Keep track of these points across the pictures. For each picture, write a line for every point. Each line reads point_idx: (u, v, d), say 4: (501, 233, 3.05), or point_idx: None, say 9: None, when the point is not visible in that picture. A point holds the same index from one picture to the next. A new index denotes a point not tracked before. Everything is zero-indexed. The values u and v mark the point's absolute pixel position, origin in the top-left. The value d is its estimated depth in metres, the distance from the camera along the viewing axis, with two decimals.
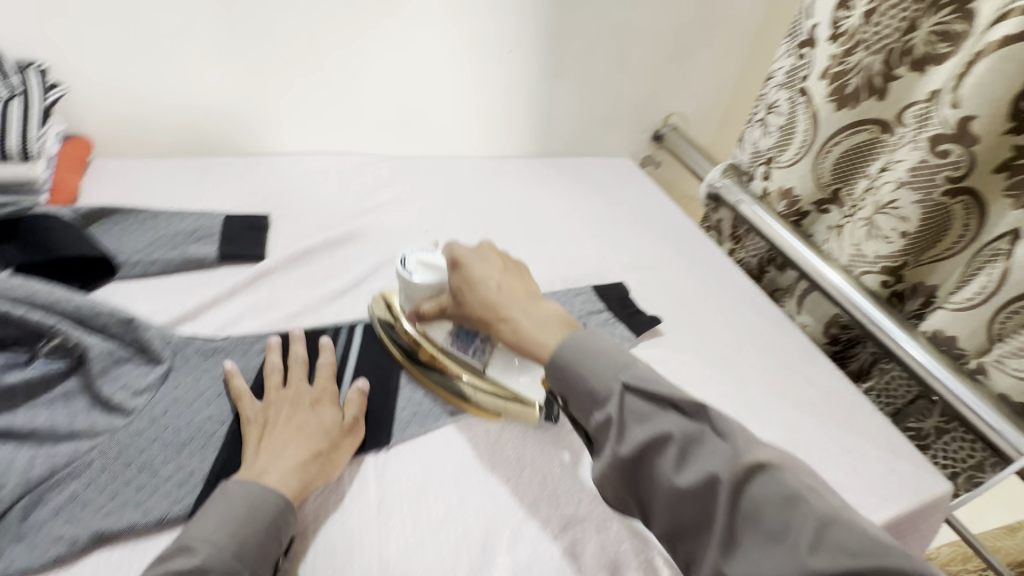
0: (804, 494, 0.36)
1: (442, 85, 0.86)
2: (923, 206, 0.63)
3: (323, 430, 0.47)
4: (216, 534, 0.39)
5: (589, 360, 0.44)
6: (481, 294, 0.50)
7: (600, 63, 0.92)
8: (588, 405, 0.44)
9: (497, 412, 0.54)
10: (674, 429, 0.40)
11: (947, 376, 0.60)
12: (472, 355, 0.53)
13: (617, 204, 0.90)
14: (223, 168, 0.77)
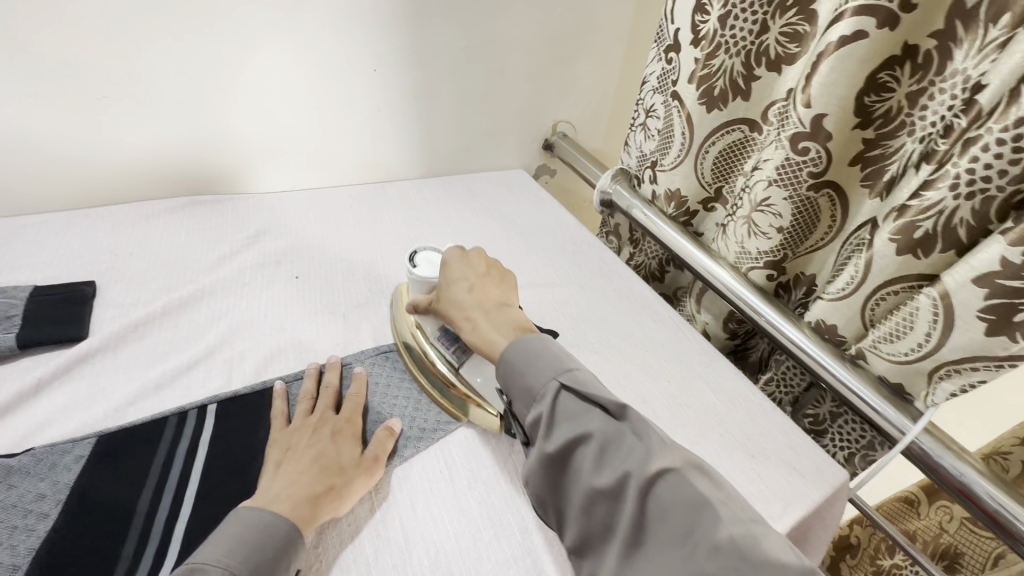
0: (606, 403, 0.42)
1: (303, 111, 0.78)
2: (792, 202, 0.65)
3: (337, 463, 0.45)
4: (230, 559, 0.36)
5: (532, 361, 0.45)
6: (453, 296, 0.53)
7: (476, 77, 0.88)
8: (525, 401, 0.45)
9: (463, 412, 0.52)
10: (596, 428, 0.40)
11: (834, 365, 0.62)
12: (450, 351, 0.54)
13: (510, 221, 0.87)
14: (35, 229, 0.64)
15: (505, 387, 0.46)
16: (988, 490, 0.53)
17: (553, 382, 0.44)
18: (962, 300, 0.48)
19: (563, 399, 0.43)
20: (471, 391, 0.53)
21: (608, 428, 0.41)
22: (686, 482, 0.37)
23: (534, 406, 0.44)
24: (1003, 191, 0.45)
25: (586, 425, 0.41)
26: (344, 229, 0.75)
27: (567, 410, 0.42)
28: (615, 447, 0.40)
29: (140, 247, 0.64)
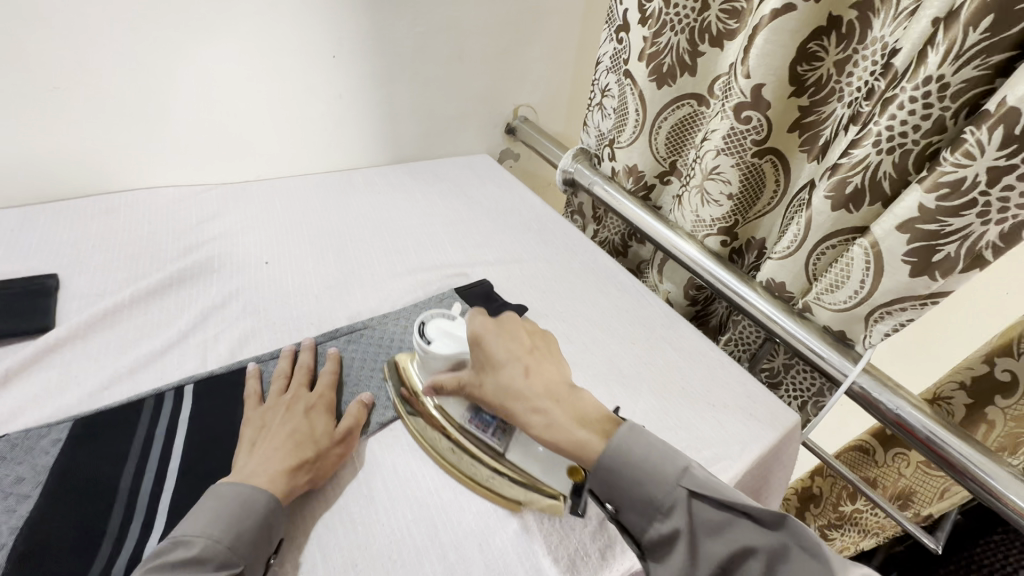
0: (724, 495, 0.38)
1: (263, 100, 0.78)
2: (739, 169, 0.69)
3: (312, 436, 0.45)
4: (212, 528, 0.38)
5: (644, 466, 0.40)
6: (504, 384, 0.45)
7: (435, 63, 0.90)
8: (644, 513, 0.40)
9: (518, 501, 0.46)
10: (751, 542, 0.36)
11: (784, 318, 0.67)
12: (491, 436, 0.47)
13: (477, 203, 0.89)
14: None
15: (608, 495, 0.41)
16: (921, 420, 0.59)
17: (680, 489, 0.39)
18: (889, 246, 0.52)
19: (698, 508, 0.38)
20: (514, 469, 0.46)
21: (764, 540, 0.36)
22: None
23: (659, 521, 0.39)
24: (919, 145, 0.50)
25: (738, 540, 0.37)
26: (312, 216, 0.76)
27: (706, 522, 0.38)
28: (782, 563, 0.36)
29: (102, 240, 0.63)
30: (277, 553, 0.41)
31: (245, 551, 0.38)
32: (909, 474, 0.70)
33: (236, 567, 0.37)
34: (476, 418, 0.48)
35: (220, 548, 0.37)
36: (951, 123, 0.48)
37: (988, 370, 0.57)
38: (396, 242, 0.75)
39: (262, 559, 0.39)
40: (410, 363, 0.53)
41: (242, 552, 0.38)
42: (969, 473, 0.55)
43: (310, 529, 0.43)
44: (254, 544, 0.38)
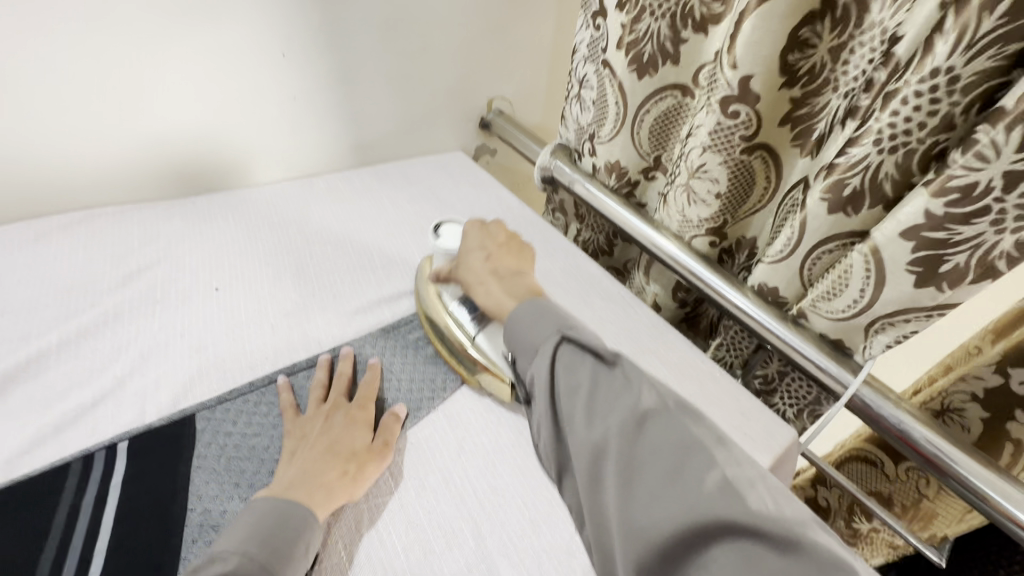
0: (588, 342, 0.47)
1: (210, 105, 0.71)
2: (727, 167, 0.64)
3: (351, 449, 0.46)
4: (246, 544, 0.37)
5: (535, 319, 0.50)
6: (469, 262, 0.59)
7: (399, 56, 0.83)
8: (529, 357, 0.49)
9: (475, 377, 0.54)
10: (591, 374, 0.44)
11: (777, 326, 0.63)
12: (471, 320, 0.56)
13: (450, 207, 0.83)
14: None
15: (510, 346, 0.51)
16: (925, 435, 0.55)
17: (554, 336, 0.48)
18: (892, 254, 0.47)
19: (562, 354, 0.47)
20: (483, 355, 0.54)
21: (601, 374, 0.45)
22: (683, 426, 0.40)
23: (537, 360, 0.48)
24: (924, 144, 0.45)
25: (580, 378, 0.45)
26: (269, 232, 0.70)
27: (567, 360, 0.46)
28: (611, 391, 0.44)
29: (30, 273, 0.57)
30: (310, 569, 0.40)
31: (279, 566, 0.37)
32: (931, 496, 0.64)
33: None
34: (459, 308, 0.58)
35: (254, 566, 0.36)
36: (961, 120, 0.43)
37: (1002, 382, 0.53)
38: (363, 257, 0.70)
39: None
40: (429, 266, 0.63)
41: (278, 568, 0.37)
42: (951, 473, 0.54)
43: None
44: (291, 556, 0.38)
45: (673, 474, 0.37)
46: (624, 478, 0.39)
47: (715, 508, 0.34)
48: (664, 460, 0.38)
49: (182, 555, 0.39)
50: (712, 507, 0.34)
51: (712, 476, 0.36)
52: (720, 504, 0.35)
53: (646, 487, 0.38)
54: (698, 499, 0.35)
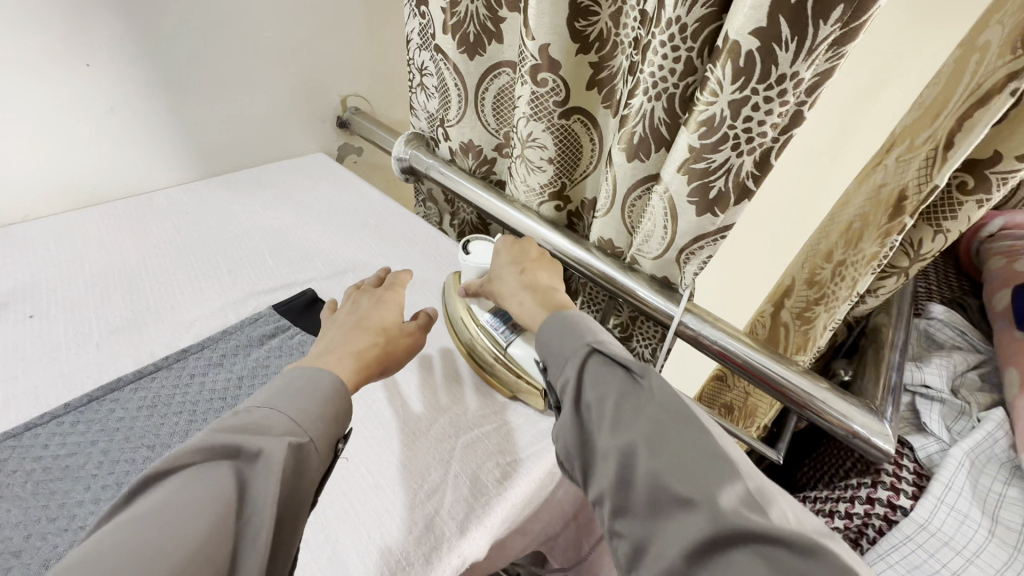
0: (615, 350, 0.47)
1: (12, 127, 0.66)
2: (552, 132, 0.69)
3: (383, 327, 0.54)
4: (279, 404, 0.41)
5: (568, 331, 0.50)
6: (503, 277, 0.59)
7: (231, 61, 0.81)
8: (559, 365, 0.48)
9: (513, 389, 0.57)
10: (618, 382, 0.43)
11: (614, 273, 0.68)
12: (501, 333, 0.59)
13: (306, 206, 0.83)
14: None
15: (541, 356, 0.51)
16: (740, 347, 0.62)
17: (583, 351, 0.47)
18: (676, 190, 0.53)
19: (590, 365, 0.45)
20: (517, 367, 0.57)
21: (626, 385, 0.43)
22: (713, 435, 0.39)
23: (566, 367, 0.47)
24: (679, 87, 0.51)
25: (608, 386, 0.43)
26: (96, 253, 0.66)
27: (593, 371, 0.45)
28: (634, 396, 0.42)
29: None
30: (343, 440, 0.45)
31: (311, 429, 0.41)
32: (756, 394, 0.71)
33: (304, 442, 0.40)
34: (492, 318, 0.60)
35: (293, 421, 0.40)
36: (700, 63, 0.49)
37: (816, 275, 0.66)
38: (206, 263, 0.68)
39: (331, 445, 0.42)
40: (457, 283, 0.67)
41: (307, 426, 0.41)
42: (810, 405, 0.60)
43: None
44: (325, 420, 0.42)
45: (696, 480, 0.36)
46: (647, 469, 0.38)
47: (737, 518, 0.33)
48: (688, 466, 0.37)
49: None
50: (734, 518, 0.33)
51: (737, 491, 0.35)
52: (741, 518, 0.33)
53: (671, 491, 0.36)
54: (722, 509, 0.34)
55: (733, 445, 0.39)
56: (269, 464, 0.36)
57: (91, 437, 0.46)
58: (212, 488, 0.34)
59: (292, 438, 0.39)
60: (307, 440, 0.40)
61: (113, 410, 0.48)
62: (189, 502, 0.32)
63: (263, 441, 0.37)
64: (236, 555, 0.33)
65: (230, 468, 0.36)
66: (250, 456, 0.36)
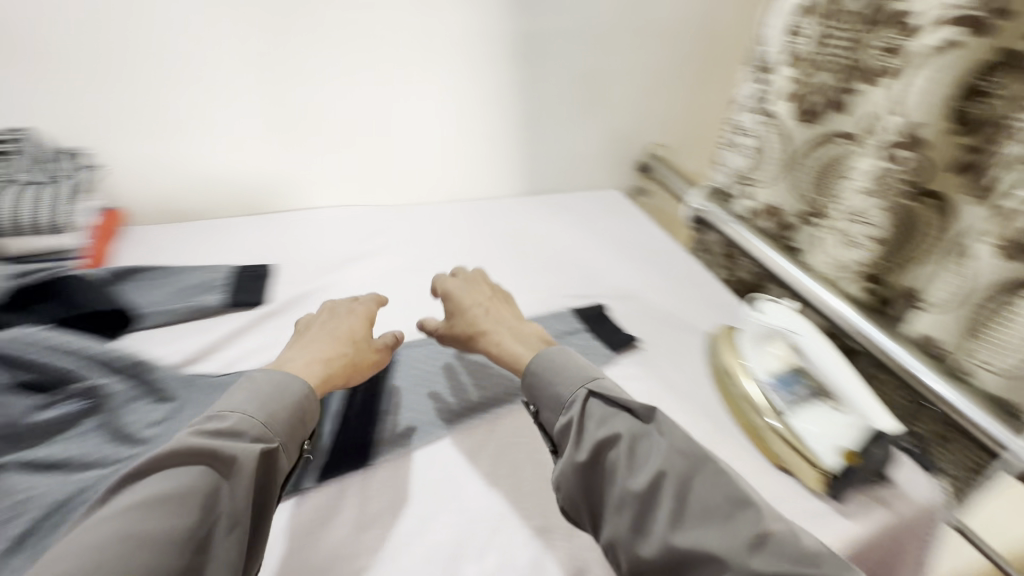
0: (616, 394, 0.49)
1: (432, 139, 0.92)
2: (889, 214, 0.64)
3: (351, 338, 0.56)
4: (248, 406, 0.43)
5: (564, 371, 0.52)
6: (470, 313, 0.61)
7: (577, 107, 0.98)
8: (554, 409, 0.50)
9: (779, 456, 0.54)
10: (623, 429, 0.46)
11: (935, 379, 0.60)
12: (783, 397, 0.57)
13: (603, 233, 0.93)
14: (229, 228, 0.82)
15: (531, 398, 0.52)
16: None
17: (567, 408, 0.49)
18: None
19: (590, 406, 0.48)
20: (795, 436, 0.53)
21: (635, 428, 0.46)
22: (735, 483, 0.43)
23: (565, 408, 0.49)
24: None
25: (615, 427, 0.46)
26: (453, 237, 0.87)
27: (597, 410, 0.48)
28: (641, 440, 0.46)
29: (299, 244, 0.80)
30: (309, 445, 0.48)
31: (280, 430, 0.44)
32: None
33: (275, 443, 0.43)
34: (774, 378, 0.59)
35: (262, 417, 0.43)
36: None
37: None
38: (524, 262, 0.83)
39: (299, 443, 0.46)
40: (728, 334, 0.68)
41: (277, 428, 0.44)
42: None
43: (419, 487, 0.49)
44: (289, 425, 0.45)
45: (740, 533, 0.40)
46: (699, 507, 0.42)
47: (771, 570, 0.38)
48: (706, 507, 0.41)
49: (379, 439, 0.52)
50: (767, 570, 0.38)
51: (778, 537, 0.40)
52: (776, 568, 0.38)
53: (693, 527, 0.41)
54: (754, 562, 0.38)
55: (713, 483, 0.43)
56: (243, 474, 0.39)
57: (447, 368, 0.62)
58: (189, 500, 0.37)
59: (261, 440, 0.42)
60: (275, 446, 0.43)
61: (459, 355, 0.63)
62: (183, 502, 0.37)
63: (239, 451, 0.40)
64: (225, 535, 0.38)
65: (204, 471, 0.39)
66: (225, 461, 0.40)
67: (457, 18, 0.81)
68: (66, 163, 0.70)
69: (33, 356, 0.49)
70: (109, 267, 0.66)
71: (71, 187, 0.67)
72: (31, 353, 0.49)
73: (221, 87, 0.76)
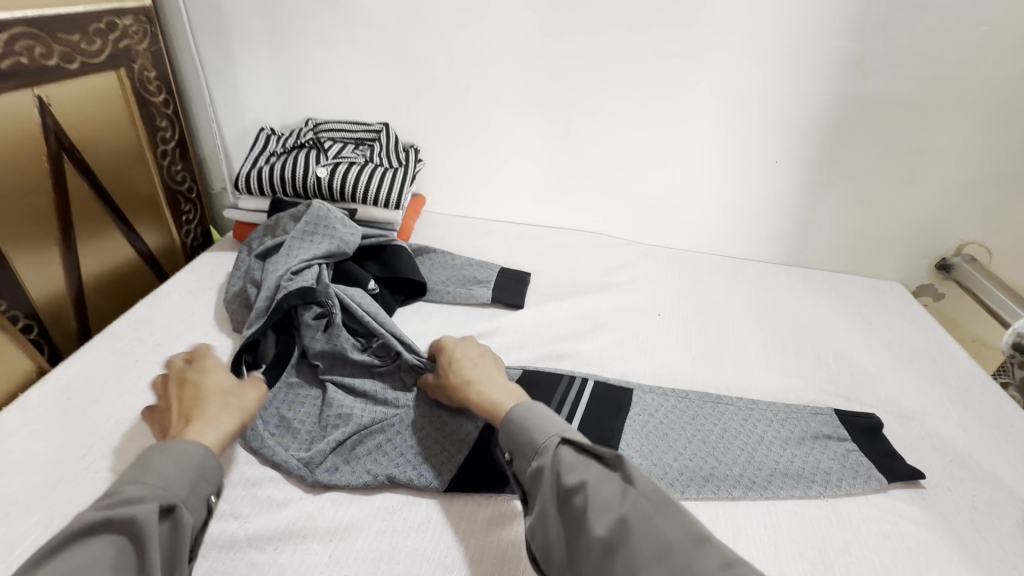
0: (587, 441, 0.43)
1: (703, 187, 0.90)
2: None
3: (229, 385, 0.50)
4: (144, 475, 0.39)
5: (529, 420, 0.46)
6: (460, 366, 0.53)
7: (882, 182, 0.85)
8: (527, 453, 0.45)
9: None
10: (591, 474, 0.40)
11: None
12: None
13: (877, 331, 0.80)
14: (498, 232, 0.92)
15: (506, 446, 0.46)
16: None
17: (538, 456, 0.43)
18: None
19: (560, 452, 0.43)
20: None
21: (603, 474, 0.41)
22: (730, 553, 0.36)
23: (533, 458, 0.44)
24: None
25: (584, 474, 0.41)
26: (701, 291, 0.84)
27: (565, 456, 0.43)
28: (606, 483, 0.40)
29: (555, 260, 0.86)
30: (218, 494, 0.44)
31: (182, 488, 0.40)
32: None
33: (177, 506, 0.39)
34: None
35: (165, 481, 0.40)
36: None
37: None
38: (778, 338, 0.75)
39: (206, 496, 0.42)
40: None
41: (178, 486, 0.40)
42: None
43: None
44: (194, 478, 0.41)
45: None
46: (682, 559, 0.35)
47: None
48: (673, 555, 0.35)
49: None
50: None
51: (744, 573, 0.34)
52: None
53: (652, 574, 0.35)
54: None
55: (696, 528, 0.37)
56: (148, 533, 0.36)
57: (684, 426, 0.59)
58: (99, 561, 0.35)
59: (165, 500, 0.39)
60: (174, 506, 0.39)
61: (698, 417, 0.60)
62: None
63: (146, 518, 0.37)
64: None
65: (115, 543, 0.36)
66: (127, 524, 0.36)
67: (776, 74, 0.78)
68: (404, 155, 0.86)
69: (359, 311, 0.61)
70: (415, 243, 0.80)
71: (408, 174, 0.82)
72: (357, 309, 0.61)
73: (533, 112, 0.86)
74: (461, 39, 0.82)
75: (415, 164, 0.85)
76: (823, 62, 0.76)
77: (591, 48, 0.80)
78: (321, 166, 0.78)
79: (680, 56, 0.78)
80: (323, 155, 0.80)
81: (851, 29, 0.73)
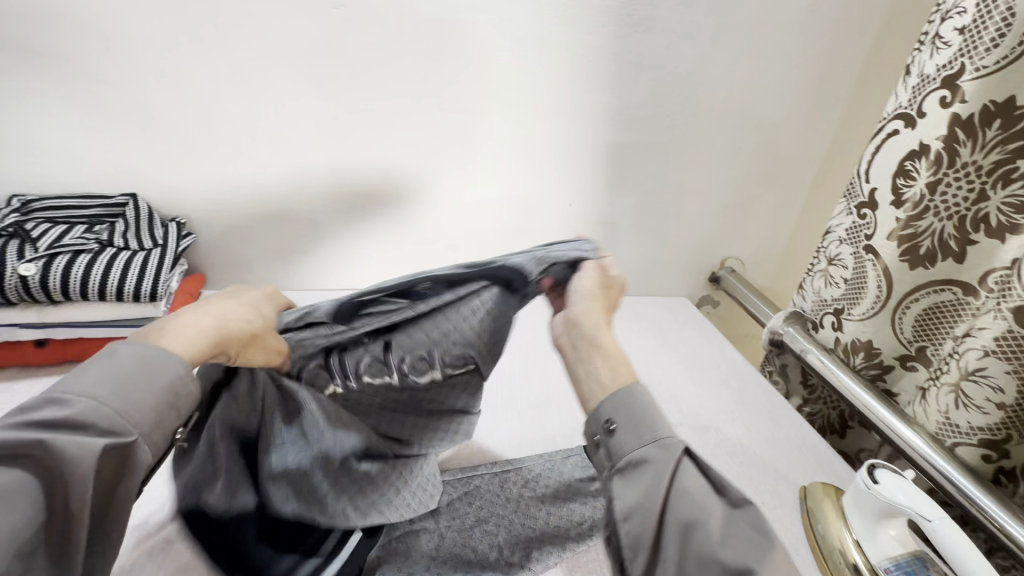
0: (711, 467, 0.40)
1: (510, 232, 0.92)
2: (1018, 377, 0.59)
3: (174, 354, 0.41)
4: (102, 393, 0.35)
5: (645, 413, 0.41)
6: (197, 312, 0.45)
7: (655, 213, 0.97)
8: (639, 438, 0.41)
9: None
10: (712, 501, 0.37)
11: None
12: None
13: (673, 346, 0.90)
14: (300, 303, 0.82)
15: (615, 416, 0.42)
16: None
17: (652, 447, 0.40)
18: None
19: (685, 465, 0.39)
20: None
21: (724, 509, 0.37)
22: None
23: (649, 444, 0.40)
24: None
25: (705, 496, 0.38)
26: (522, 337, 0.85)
27: (687, 472, 0.39)
28: (734, 525, 0.37)
29: None
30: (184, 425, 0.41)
31: (147, 426, 0.37)
32: None
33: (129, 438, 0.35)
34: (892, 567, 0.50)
35: (111, 399, 0.35)
36: None
37: None
38: None
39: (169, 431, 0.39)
40: (826, 492, 0.61)
41: (140, 423, 0.36)
42: None
43: None
44: (159, 406, 0.37)
45: None
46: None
47: None
48: None
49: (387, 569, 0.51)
50: None
51: None
52: None
53: None
54: None
55: None
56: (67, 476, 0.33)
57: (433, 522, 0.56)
58: (17, 502, 0.32)
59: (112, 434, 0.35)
60: (130, 439, 0.35)
61: (496, 487, 0.60)
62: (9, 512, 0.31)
63: (78, 459, 0.33)
64: (58, 525, 0.34)
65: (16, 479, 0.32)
66: (47, 452, 0.33)
67: (555, 127, 0.84)
68: (160, 231, 0.71)
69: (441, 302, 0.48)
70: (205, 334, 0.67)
71: (169, 255, 0.68)
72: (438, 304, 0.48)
73: (320, 172, 0.80)
74: (219, 97, 0.72)
75: (176, 241, 0.71)
76: (592, 114, 0.84)
77: (372, 105, 0.76)
78: (26, 262, 0.60)
79: (464, 112, 0.80)
80: (29, 248, 0.61)
81: (608, 85, 0.82)
